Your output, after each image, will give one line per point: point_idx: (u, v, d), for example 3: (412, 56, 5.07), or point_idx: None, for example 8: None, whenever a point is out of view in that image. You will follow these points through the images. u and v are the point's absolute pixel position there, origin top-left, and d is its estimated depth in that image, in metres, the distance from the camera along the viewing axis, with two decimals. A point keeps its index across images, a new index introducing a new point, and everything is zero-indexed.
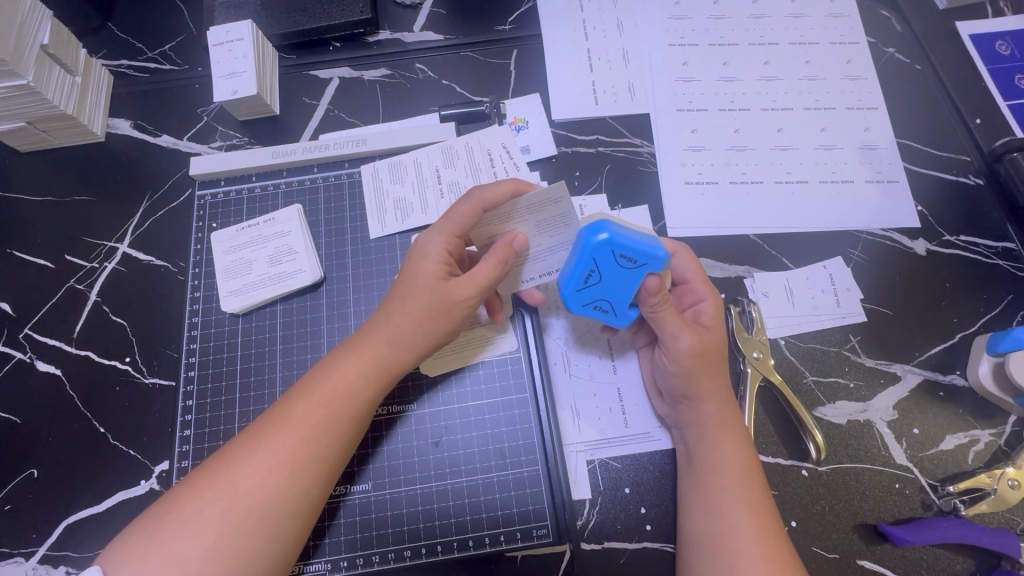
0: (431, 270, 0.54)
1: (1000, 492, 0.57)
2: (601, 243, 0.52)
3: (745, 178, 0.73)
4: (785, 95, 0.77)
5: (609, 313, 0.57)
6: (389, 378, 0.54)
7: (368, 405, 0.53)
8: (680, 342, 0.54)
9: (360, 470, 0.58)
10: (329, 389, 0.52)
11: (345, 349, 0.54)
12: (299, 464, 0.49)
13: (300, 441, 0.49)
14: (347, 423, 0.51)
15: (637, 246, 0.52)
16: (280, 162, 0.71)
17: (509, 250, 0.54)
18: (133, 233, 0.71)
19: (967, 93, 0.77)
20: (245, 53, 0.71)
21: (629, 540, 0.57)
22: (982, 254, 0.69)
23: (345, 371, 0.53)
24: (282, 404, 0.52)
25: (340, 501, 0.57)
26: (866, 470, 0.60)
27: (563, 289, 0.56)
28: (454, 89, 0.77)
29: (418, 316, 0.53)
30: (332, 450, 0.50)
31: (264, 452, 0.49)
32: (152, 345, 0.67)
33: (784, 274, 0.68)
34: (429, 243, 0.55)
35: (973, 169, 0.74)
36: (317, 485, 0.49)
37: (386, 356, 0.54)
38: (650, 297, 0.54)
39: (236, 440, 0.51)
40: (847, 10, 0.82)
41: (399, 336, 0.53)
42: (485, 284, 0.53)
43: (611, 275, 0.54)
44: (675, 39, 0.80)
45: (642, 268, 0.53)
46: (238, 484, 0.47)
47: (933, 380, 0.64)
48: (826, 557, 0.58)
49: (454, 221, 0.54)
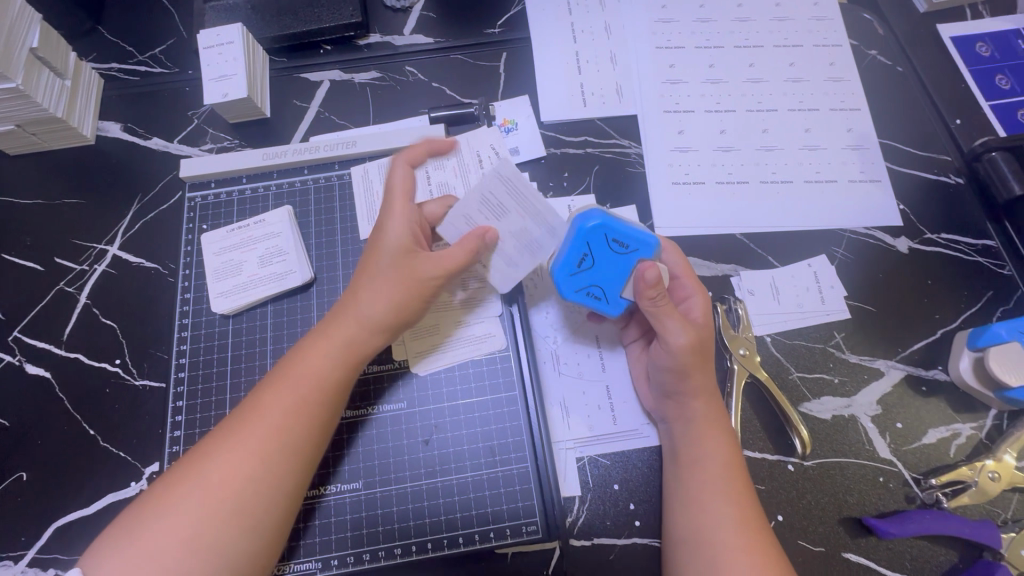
0: (396, 246, 0.56)
1: (981, 484, 0.59)
2: (595, 227, 0.54)
3: (731, 178, 0.74)
4: (769, 96, 0.78)
5: (600, 300, 0.58)
6: (356, 361, 0.55)
7: (337, 389, 0.53)
8: (679, 338, 0.54)
9: (335, 470, 0.58)
10: (298, 376, 0.52)
11: (312, 338, 0.55)
12: (269, 451, 0.49)
13: (270, 429, 0.50)
14: (317, 409, 0.52)
15: (630, 233, 0.55)
16: (271, 164, 0.71)
17: (480, 237, 0.55)
18: (123, 235, 0.71)
19: (948, 94, 0.79)
20: (236, 56, 0.71)
21: (618, 536, 0.58)
22: (963, 251, 0.71)
23: (312, 358, 0.53)
24: (254, 397, 0.53)
25: (317, 502, 0.57)
26: (851, 464, 0.61)
27: (556, 273, 0.57)
28: (444, 92, 0.78)
29: (384, 296, 0.54)
30: (303, 437, 0.51)
31: (236, 443, 0.49)
32: (142, 347, 0.67)
33: (769, 272, 0.69)
34: (394, 222, 0.57)
35: (954, 168, 0.75)
36: (294, 472, 0.50)
37: (356, 339, 0.54)
38: (647, 289, 0.53)
39: (210, 434, 0.51)
40: (830, 14, 0.83)
41: (366, 321, 0.54)
42: (453, 261, 0.55)
43: (603, 260, 0.56)
44: (661, 41, 0.81)
45: (633, 254, 0.55)
46: (211, 475, 0.48)
47: (916, 376, 0.65)
48: (812, 550, 0.58)
49: (418, 201, 0.58)
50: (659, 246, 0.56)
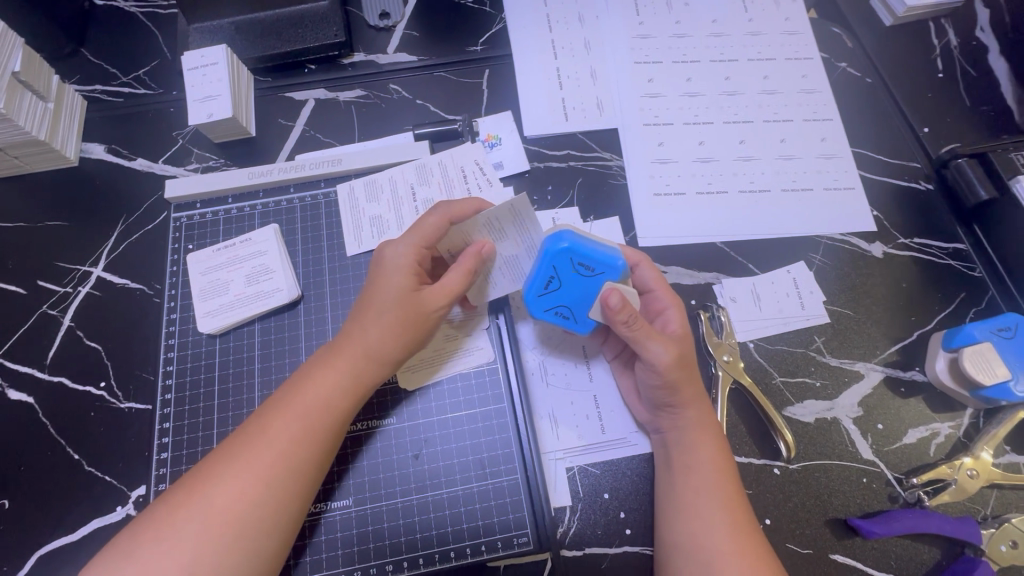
0: (401, 277, 0.56)
1: (960, 482, 0.60)
2: (563, 251, 0.55)
3: (710, 188, 0.76)
4: (745, 108, 0.81)
5: (569, 319, 0.60)
6: (364, 390, 0.55)
7: (344, 417, 0.54)
8: (661, 357, 0.55)
9: (338, 485, 0.58)
10: (304, 404, 0.52)
11: (318, 361, 0.55)
12: (275, 478, 0.49)
13: (275, 454, 0.50)
14: (324, 435, 0.52)
15: (597, 255, 0.56)
16: (256, 183, 0.71)
17: (476, 255, 0.56)
18: (108, 256, 0.71)
19: (915, 104, 0.82)
20: (220, 77, 0.72)
21: (610, 545, 0.58)
22: (935, 255, 0.73)
23: (319, 383, 0.53)
24: (256, 420, 0.52)
25: (320, 518, 0.57)
26: (836, 466, 0.62)
27: (525, 296, 0.59)
28: (428, 108, 0.79)
29: (392, 325, 0.55)
30: (308, 463, 0.51)
31: (240, 468, 0.49)
32: (128, 369, 0.67)
33: (750, 280, 0.71)
34: (398, 255, 0.57)
35: (924, 175, 0.78)
36: (296, 500, 0.50)
37: (362, 368, 0.55)
38: (616, 314, 0.54)
39: (212, 456, 0.51)
40: (800, 28, 0.86)
41: (374, 349, 0.55)
42: (457, 291, 0.56)
43: (571, 282, 0.57)
44: (640, 56, 0.83)
45: (601, 275, 0.57)
46: (214, 499, 0.48)
47: (894, 376, 0.67)
48: (800, 553, 0.59)
49: (422, 233, 0.57)
50: (625, 267, 0.57)
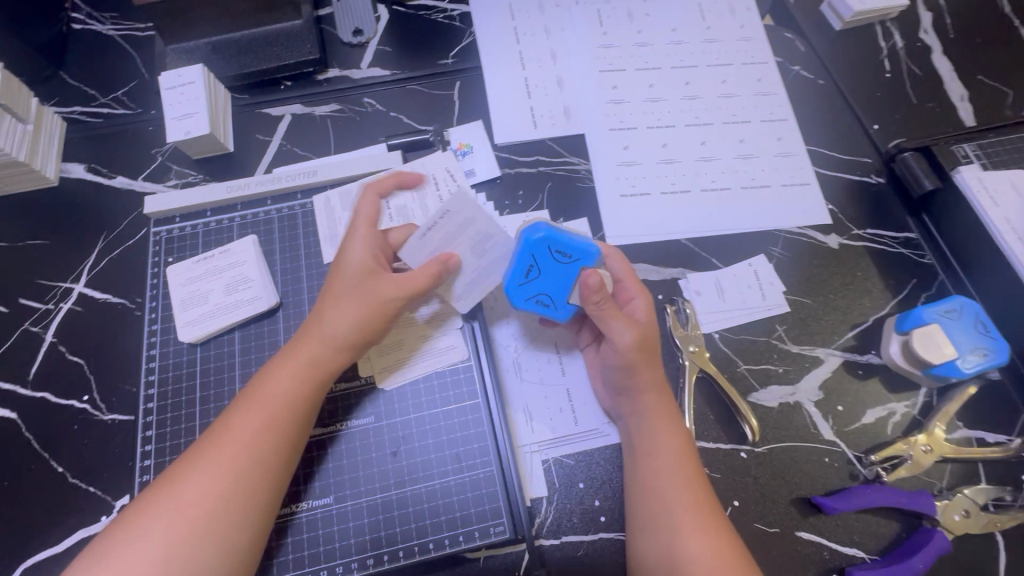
0: (356, 271, 0.59)
1: (916, 457, 0.64)
2: (539, 240, 0.58)
3: (674, 188, 0.79)
4: (705, 111, 0.85)
5: (548, 306, 0.62)
6: (326, 380, 0.57)
7: (307, 408, 0.55)
8: (623, 336, 0.58)
9: (306, 487, 0.60)
10: (266, 397, 0.54)
11: (280, 356, 0.57)
12: (240, 470, 0.51)
13: (241, 447, 0.52)
14: (288, 426, 0.54)
15: (572, 243, 0.59)
16: (234, 197, 0.74)
17: (442, 264, 0.59)
18: (89, 273, 0.73)
19: (865, 102, 0.86)
20: (198, 96, 0.74)
21: (586, 532, 0.61)
22: (887, 244, 0.77)
23: (282, 378, 0.55)
24: (222, 418, 0.54)
25: (289, 520, 0.58)
26: (800, 448, 0.65)
27: (507, 283, 0.61)
28: (401, 120, 0.82)
29: (349, 318, 0.57)
30: (272, 454, 0.52)
31: (209, 462, 0.51)
32: (111, 382, 0.68)
33: (713, 274, 0.74)
34: (353, 249, 0.60)
35: (875, 169, 0.82)
36: (262, 490, 0.51)
37: (320, 358, 0.56)
38: (591, 294, 0.56)
39: (184, 454, 0.53)
40: (756, 34, 0.91)
41: (332, 341, 0.56)
42: (406, 278, 0.58)
43: (549, 271, 0.60)
44: (604, 65, 0.87)
45: (577, 263, 0.59)
46: (182, 495, 0.49)
47: (852, 360, 0.70)
48: (767, 532, 0.62)
49: (365, 219, 0.62)
50: (598, 255, 0.60)
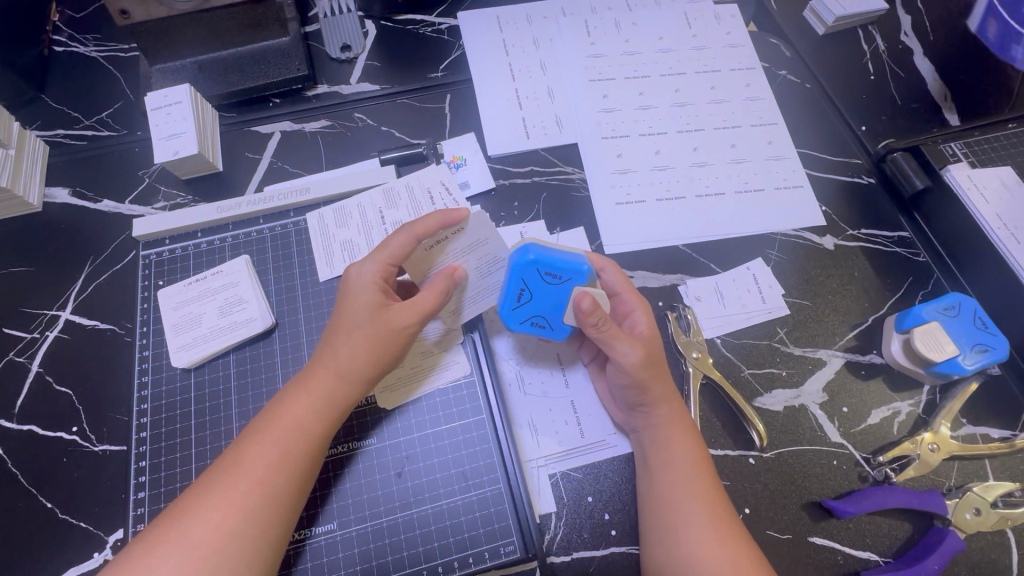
0: (368, 299, 0.57)
1: (923, 456, 0.63)
2: (529, 263, 0.58)
3: (669, 195, 0.79)
4: (696, 118, 0.85)
5: (546, 328, 0.62)
6: (339, 411, 0.55)
7: (320, 440, 0.54)
8: (629, 356, 0.57)
9: (314, 513, 0.58)
10: (280, 430, 0.53)
11: (291, 386, 0.55)
12: (255, 506, 0.49)
13: (252, 483, 0.50)
14: (300, 459, 0.52)
15: (564, 263, 0.58)
16: (225, 217, 0.72)
17: (448, 278, 0.58)
18: (76, 299, 0.71)
19: (852, 104, 0.88)
20: (185, 116, 0.73)
21: (597, 547, 0.59)
22: (882, 244, 0.77)
23: (294, 409, 0.54)
24: (232, 451, 0.52)
25: (303, 545, 0.57)
26: (808, 451, 0.65)
27: (500, 310, 0.61)
28: (393, 134, 0.82)
29: (362, 345, 0.55)
30: (286, 489, 0.51)
31: (218, 499, 0.49)
32: (101, 411, 0.66)
33: (712, 279, 0.74)
34: (364, 273, 0.58)
35: (865, 170, 0.83)
36: (276, 526, 0.50)
37: (335, 390, 0.55)
38: (587, 316, 0.56)
39: (190, 490, 0.51)
40: (742, 41, 0.92)
41: (345, 369, 0.55)
42: (423, 306, 0.57)
43: (541, 292, 0.59)
44: (594, 74, 0.87)
45: (569, 282, 0.59)
46: (193, 532, 0.47)
47: (854, 361, 0.70)
48: (780, 539, 0.61)
49: (389, 252, 0.58)
50: (591, 271, 0.59)
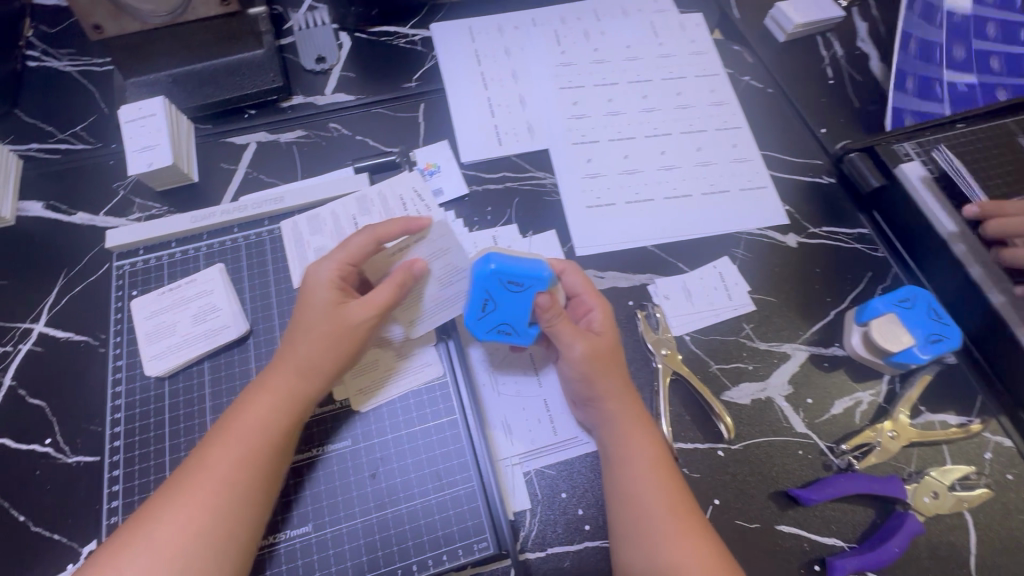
0: (325, 297, 0.57)
1: (883, 443, 0.66)
2: (489, 273, 0.59)
3: (638, 197, 0.82)
4: (662, 123, 0.88)
5: (513, 334, 0.64)
6: (303, 408, 0.56)
7: (284, 437, 0.55)
8: (577, 350, 0.60)
9: (286, 517, 0.58)
10: (243, 429, 0.53)
11: (254, 385, 0.56)
12: (221, 504, 0.50)
13: (217, 482, 0.51)
14: (264, 456, 0.53)
15: (522, 270, 0.60)
16: (199, 226, 0.73)
17: (407, 272, 0.60)
18: (49, 311, 0.71)
19: (812, 108, 0.91)
20: (159, 127, 0.74)
21: (572, 542, 0.61)
22: (842, 241, 0.80)
23: (256, 408, 0.54)
24: (197, 452, 0.53)
25: (271, 550, 0.57)
26: (774, 442, 0.67)
27: (466, 320, 0.63)
28: (368, 143, 0.83)
29: (323, 343, 0.56)
30: (253, 486, 0.52)
31: (184, 500, 0.50)
32: (75, 422, 0.66)
33: (680, 278, 0.76)
34: (322, 272, 0.58)
35: (825, 170, 0.86)
36: (244, 524, 0.51)
37: (297, 387, 0.56)
38: (544, 313, 0.60)
39: (157, 494, 0.52)
40: (706, 48, 0.95)
41: (307, 366, 0.56)
42: (379, 301, 0.58)
43: (504, 300, 0.61)
44: (564, 82, 0.90)
45: (530, 289, 0.60)
46: (159, 534, 0.48)
47: (818, 353, 0.72)
48: (748, 528, 0.63)
49: (349, 251, 0.59)
50: (552, 276, 0.60)
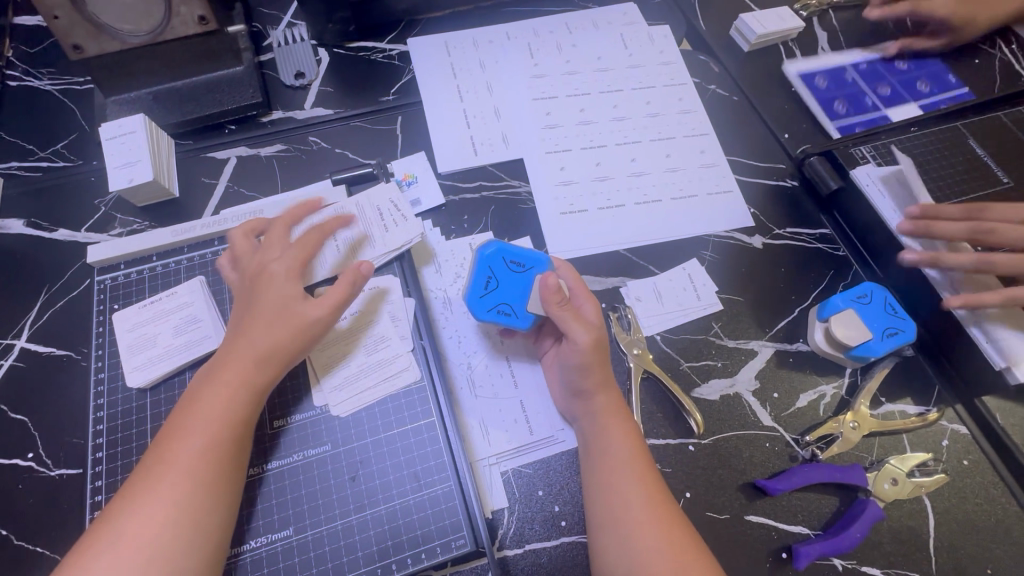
0: (278, 296, 0.61)
1: (845, 433, 0.69)
2: (493, 255, 0.69)
3: (610, 203, 0.85)
4: (632, 131, 0.91)
5: (511, 317, 0.68)
6: (259, 397, 0.59)
7: (242, 425, 0.57)
8: (584, 338, 0.62)
9: (252, 525, 0.59)
10: (201, 423, 0.55)
11: (207, 379, 0.58)
12: (182, 496, 0.52)
13: (179, 474, 0.52)
14: (223, 446, 0.55)
15: (523, 255, 0.69)
16: (180, 240, 0.74)
17: (356, 272, 0.64)
18: (30, 327, 0.72)
19: (776, 114, 0.95)
20: (140, 144, 0.76)
21: (549, 538, 0.62)
22: (805, 241, 0.84)
23: (212, 402, 0.57)
24: (157, 450, 0.55)
25: (234, 561, 0.58)
26: (742, 436, 0.69)
27: (468, 298, 0.68)
28: (347, 156, 0.85)
29: (276, 335, 0.59)
30: (212, 476, 0.54)
31: (147, 496, 0.52)
32: (57, 436, 0.66)
33: (651, 280, 0.79)
34: (280, 272, 0.63)
35: (788, 174, 0.90)
36: (209, 514, 0.52)
37: (250, 380, 0.58)
38: (551, 296, 0.64)
39: (121, 494, 0.53)
40: (674, 59, 0.99)
41: (262, 357, 0.59)
42: (331, 298, 0.62)
43: (506, 280, 0.68)
44: (537, 94, 0.93)
45: (530, 271, 0.68)
46: (127, 529, 0.50)
47: (783, 349, 0.75)
48: (718, 519, 0.65)
49: (302, 251, 0.66)
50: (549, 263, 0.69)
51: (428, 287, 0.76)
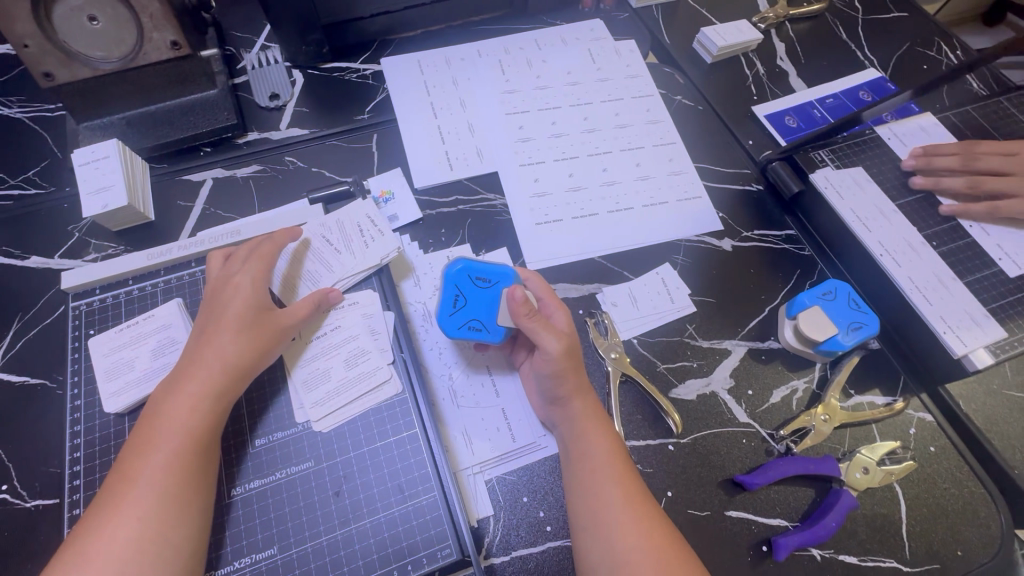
0: (241, 305, 0.63)
1: (817, 426, 0.71)
2: (460, 272, 0.70)
3: (583, 213, 0.87)
4: (602, 142, 0.94)
5: (481, 331, 0.69)
6: (224, 404, 0.59)
7: (208, 433, 0.57)
8: (553, 347, 0.64)
9: (234, 546, 0.59)
10: (165, 437, 0.55)
11: (170, 391, 0.58)
12: (150, 509, 0.52)
13: (145, 488, 0.52)
14: (188, 457, 0.55)
15: (488, 270, 0.70)
16: (156, 263, 0.74)
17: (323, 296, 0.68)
18: (3, 357, 0.71)
19: (739, 122, 0.99)
20: (114, 169, 0.76)
21: (534, 544, 0.63)
22: (772, 242, 0.87)
23: (176, 415, 0.57)
24: (121, 468, 0.55)
25: None
26: (720, 434, 0.71)
27: (439, 317, 0.69)
28: (324, 174, 0.86)
29: (240, 342, 0.61)
30: (179, 487, 0.54)
31: (114, 514, 0.51)
32: (33, 466, 0.65)
33: (626, 285, 0.81)
34: (243, 282, 0.65)
35: (754, 178, 0.93)
36: (178, 526, 0.52)
37: (214, 390, 0.59)
38: (518, 307, 0.64)
39: (87, 515, 0.53)
40: (641, 72, 1.02)
41: (227, 365, 0.60)
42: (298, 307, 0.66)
43: (473, 296, 0.69)
44: (510, 109, 0.95)
45: (496, 286, 0.70)
46: (94, 548, 0.50)
47: (755, 347, 0.78)
48: (699, 516, 0.66)
49: (262, 257, 0.68)
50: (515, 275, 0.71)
51: (407, 300, 0.77)
